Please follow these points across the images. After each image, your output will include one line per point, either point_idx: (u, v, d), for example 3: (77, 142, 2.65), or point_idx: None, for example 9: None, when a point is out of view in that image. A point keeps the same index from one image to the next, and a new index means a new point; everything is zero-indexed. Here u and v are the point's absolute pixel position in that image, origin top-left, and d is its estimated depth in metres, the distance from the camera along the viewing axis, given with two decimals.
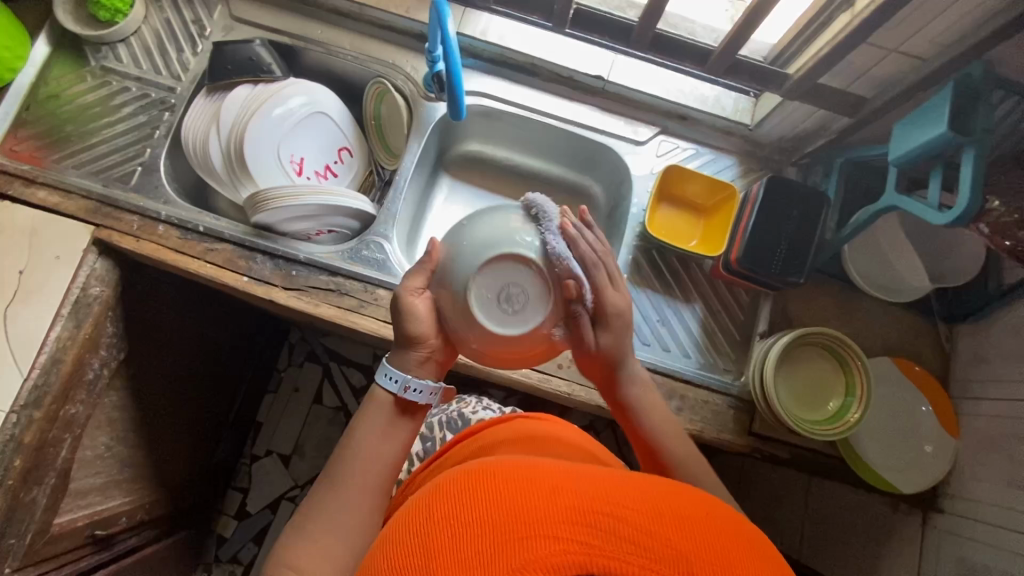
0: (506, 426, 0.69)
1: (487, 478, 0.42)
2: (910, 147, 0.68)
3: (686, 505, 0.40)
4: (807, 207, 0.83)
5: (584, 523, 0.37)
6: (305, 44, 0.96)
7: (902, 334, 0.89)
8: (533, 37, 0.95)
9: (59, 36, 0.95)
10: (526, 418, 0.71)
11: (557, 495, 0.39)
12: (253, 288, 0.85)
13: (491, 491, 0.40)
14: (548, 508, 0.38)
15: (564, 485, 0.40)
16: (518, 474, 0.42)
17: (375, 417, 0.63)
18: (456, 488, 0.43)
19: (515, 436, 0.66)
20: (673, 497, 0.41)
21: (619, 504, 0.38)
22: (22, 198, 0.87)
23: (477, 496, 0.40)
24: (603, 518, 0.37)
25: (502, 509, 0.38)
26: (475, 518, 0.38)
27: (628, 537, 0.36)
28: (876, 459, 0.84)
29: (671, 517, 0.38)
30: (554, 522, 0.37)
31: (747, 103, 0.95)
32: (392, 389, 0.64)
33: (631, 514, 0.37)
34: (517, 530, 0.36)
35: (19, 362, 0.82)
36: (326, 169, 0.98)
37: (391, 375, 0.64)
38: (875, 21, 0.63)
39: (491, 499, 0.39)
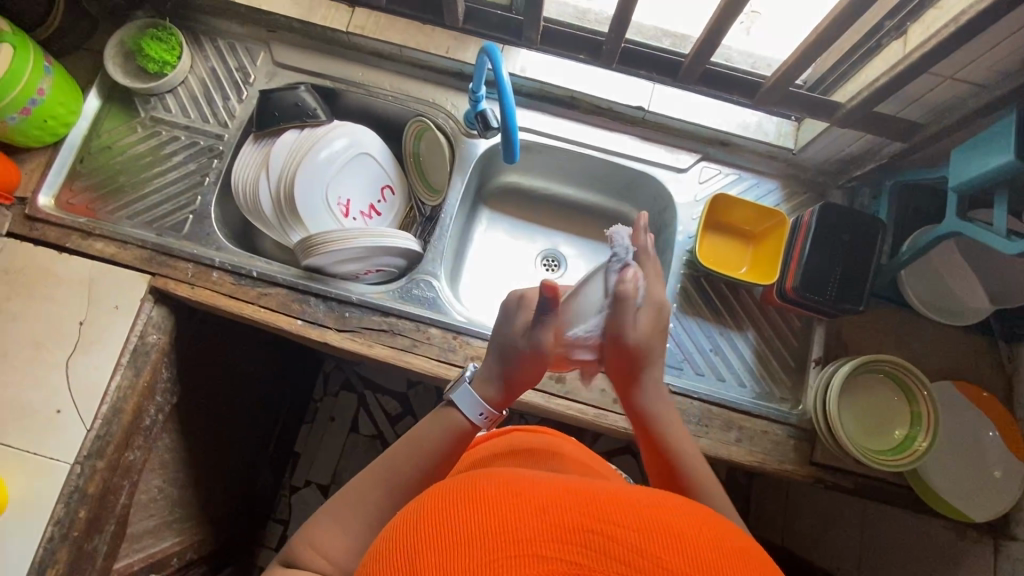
0: (499, 441, 0.69)
1: (470, 484, 0.38)
2: (972, 175, 0.68)
3: (685, 521, 0.36)
4: (862, 232, 0.82)
5: (574, 542, 0.33)
6: (346, 86, 0.98)
7: (961, 356, 0.88)
8: (571, 71, 0.95)
9: (109, 89, 0.97)
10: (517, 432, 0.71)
11: (545, 506, 0.35)
12: (308, 332, 0.86)
13: (475, 499, 0.36)
14: (535, 522, 0.34)
15: (552, 496, 0.36)
16: (504, 480, 0.38)
17: (440, 429, 0.61)
18: (437, 494, 0.38)
19: (513, 446, 0.65)
20: (675, 512, 0.37)
21: (615, 520, 0.34)
22: (79, 250, 0.88)
23: (456, 505, 0.36)
24: (596, 536, 0.33)
25: (489, 520, 0.34)
26: (455, 527, 0.34)
27: (621, 559, 0.32)
28: (944, 486, 0.82)
29: (670, 536, 0.34)
30: (540, 540, 0.33)
31: (789, 126, 0.94)
32: (474, 420, 0.62)
33: (626, 532, 0.33)
34: (501, 547, 0.32)
35: (82, 413, 0.83)
36: (371, 209, 1.00)
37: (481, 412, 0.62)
38: (936, 54, 0.62)
39: (474, 507, 0.35)
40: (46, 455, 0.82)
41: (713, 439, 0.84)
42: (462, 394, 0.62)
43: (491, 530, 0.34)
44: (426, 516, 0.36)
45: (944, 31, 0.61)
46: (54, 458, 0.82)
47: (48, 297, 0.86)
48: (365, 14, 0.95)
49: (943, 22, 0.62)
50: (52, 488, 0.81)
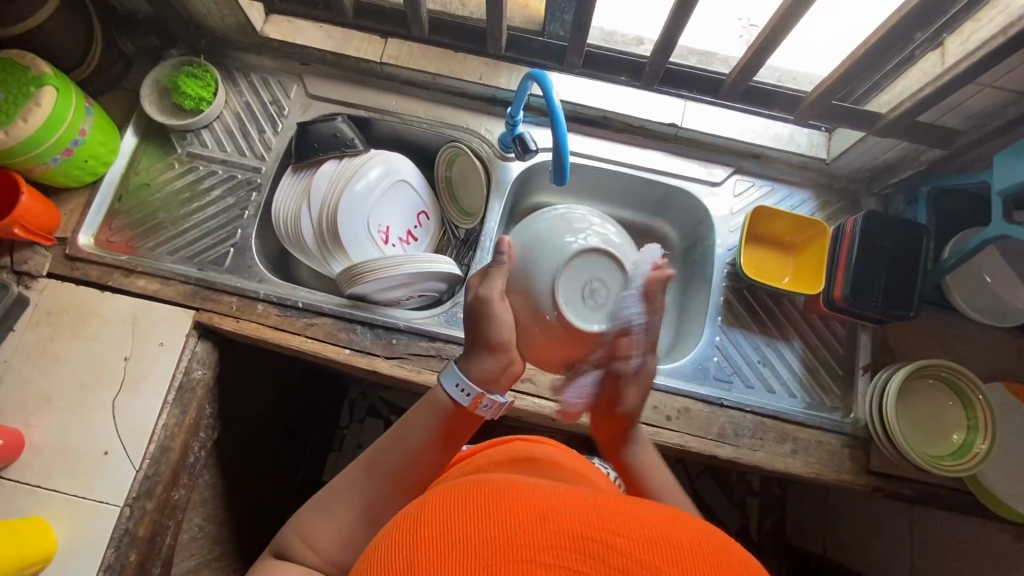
0: (504, 448, 0.67)
1: (475, 489, 0.38)
2: (1021, 178, 0.69)
3: (683, 531, 0.35)
4: (907, 238, 0.82)
5: (571, 549, 0.32)
6: (380, 115, 0.99)
7: (1007, 357, 0.88)
8: (603, 91, 0.96)
9: (145, 126, 0.98)
10: (524, 442, 0.69)
11: (544, 514, 0.35)
12: (356, 360, 0.85)
13: (479, 504, 0.36)
14: (535, 529, 0.34)
15: (554, 505, 0.36)
16: (509, 488, 0.38)
17: (429, 418, 0.60)
18: (442, 496, 0.38)
19: (512, 458, 0.63)
20: (675, 523, 0.36)
21: (612, 528, 0.34)
22: (123, 288, 0.88)
23: (455, 507, 0.36)
24: (591, 543, 0.33)
25: (489, 526, 0.34)
26: (455, 529, 0.34)
27: (615, 566, 0.32)
28: (1007, 491, 0.81)
29: (670, 546, 0.33)
30: (538, 546, 0.33)
31: (821, 137, 0.95)
32: (458, 400, 0.59)
33: (622, 541, 0.33)
34: (500, 551, 0.32)
35: (130, 454, 0.82)
36: (408, 234, 1.01)
37: (462, 387, 0.59)
38: (985, 64, 0.64)
39: (476, 512, 0.35)
40: (93, 498, 0.80)
41: (768, 452, 0.83)
42: (450, 375, 0.60)
43: (493, 534, 0.33)
44: (429, 516, 0.36)
45: (989, 43, 0.63)
46: (102, 501, 0.80)
47: (92, 336, 0.85)
48: (397, 45, 0.97)
49: (985, 34, 0.64)
50: (102, 532, 0.79)
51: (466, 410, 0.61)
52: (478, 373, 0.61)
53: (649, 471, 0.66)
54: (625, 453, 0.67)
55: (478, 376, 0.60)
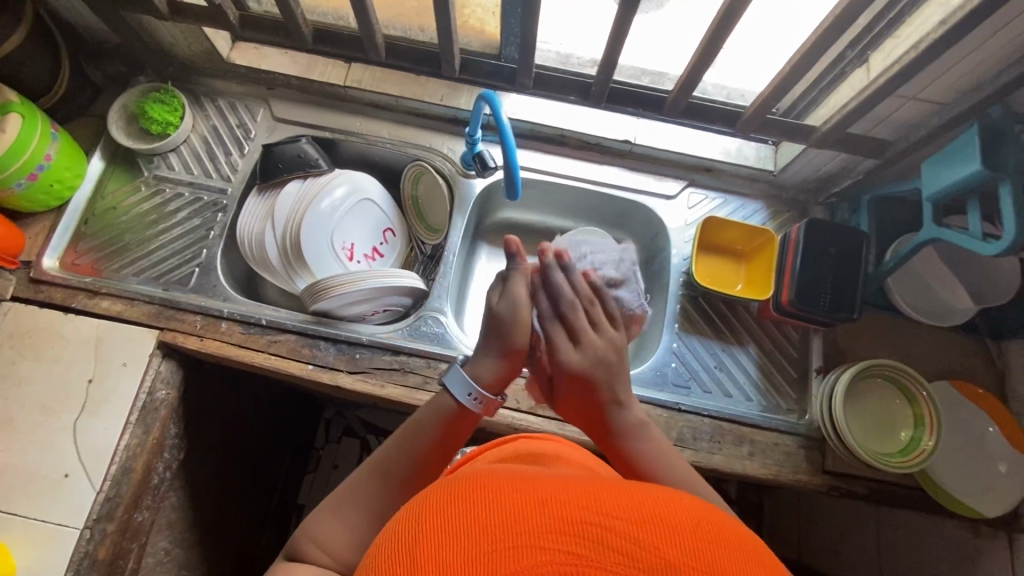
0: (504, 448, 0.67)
1: (471, 480, 0.38)
2: (944, 184, 0.73)
3: (679, 511, 0.36)
4: (847, 244, 0.86)
5: (572, 533, 0.33)
6: (345, 136, 1.02)
7: (953, 357, 0.92)
8: (559, 110, 1.00)
9: (113, 150, 0.99)
10: (526, 440, 0.69)
11: (544, 501, 0.35)
12: (318, 376, 0.86)
13: (476, 494, 0.36)
14: (534, 515, 0.34)
15: (551, 492, 0.36)
16: (505, 478, 0.38)
17: (434, 420, 0.61)
18: (441, 489, 0.38)
19: (512, 454, 0.63)
20: (673, 505, 0.37)
21: (611, 512, 0.35)
22: (87, 309, 0.88)
23: (454, 498, 0.36)
24: (591, 526, 0.33)
25: (488, 515, 0.34)
26: (453, 520, 0.35)
27: (615, 547, 0.33)
28: (956, 486, 0.84)
29: (668, 529, 0.34)
30: (541, 532, 0.33)
31: (768, 151, 0.99)
32: (463, 400, 0.62)
33: (622, 523, 0.34)
34: (500, 539, 0.33)
35: (91, 476, 0.82)
36: (374, 251, 1.04)
37: (467, 388, 0.62)
38: (899, 79, 0.69)
39: (473, 502, 0.35)
40: (52, 521, 0.80)
41: (726, 455, 0.85)
42: (454, 377, 0.62)
43: (494, 523, 0.34)
44: (428, 513, 0.36)
45: (902, 59, 0.67)
46: (61, 523, 0.80)
47: (54, 359, 0.86)
48: (360, 70, 1.00)
49: (901, 51, 0.68)
50: (61, 555, 0.79)
51: (467, 410, 0.63)
52: (481, 374, 0.63)
53: (657, 459, 0.61)
54: (625, 442, 0.62)
55: (484, 380, 0.63)
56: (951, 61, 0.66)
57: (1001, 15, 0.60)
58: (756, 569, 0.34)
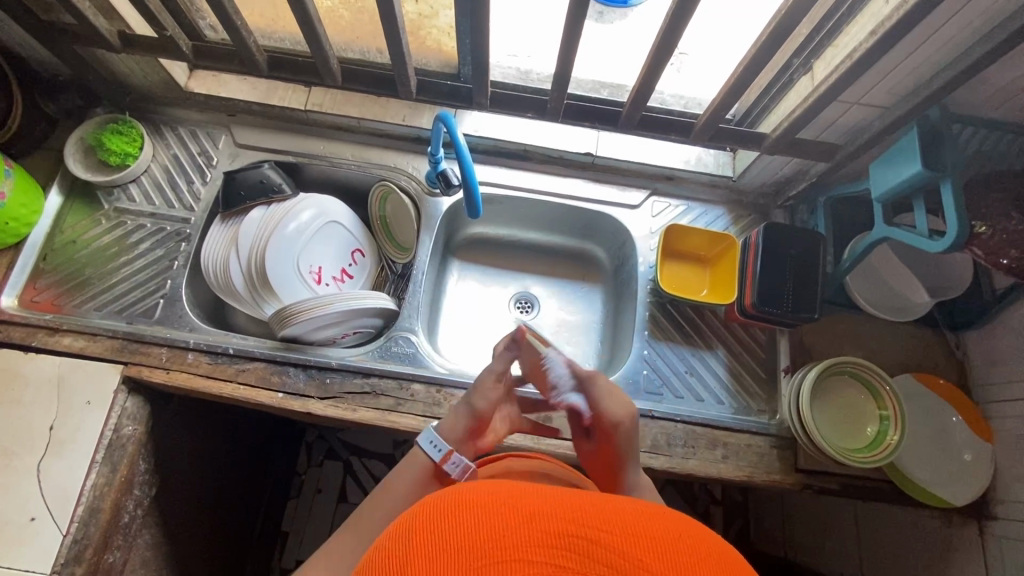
0: (495, 464, 0.66)
1: (457, 496, 0.38)
2: (890, 185, 0.76)
3: (663, 525, 0.37)
4: (805, 245, 0.88)
5: (560, 546, 0.34)
6: (308, 159, 1.02)
7: (914, 350, 0.94)
8: (520, 126, 1.01)
9: (70, 183, 0.98)
10: (513, 457, 0.69)
11: (532, 515, 0.35)
12: (289, 403, 0.86)
13: (464, 511, 0.36)
14: (521, 530, 0.34)
15: (538, 504, 0.36)
16: (492, 491, 0.38)
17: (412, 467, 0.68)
18: (429, 504, 0.39)
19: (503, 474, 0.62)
20: (658, 518, 0.38)
21: (597, 526, 0.35)
22: (48, 347, 0.87)
23: (443, 513, 0.37)
24: (578, 540, 0.34)
25: (478, 530, 0.35)
26: (440, 537, 0.35)
27: (601, 560, 0.33)
28: (923, 476, 0.86)
29: (653, 541, 0.35)
30: (529, 546, 0.33)
31: (726, 157, 1.02)
32: (431, 452, 0.68)
33: (608, 536, 0.35)
34: (487, 553, 0.33)
35: (57, 518, 0.80)
36: (343, 273, 1.03)
37: (435, 442, 0.69)
38: (839, 86, 0.71)
39: (461, 518, 0.35)
40: (18, 567, 0.77)
41: (700, 459, 0.86)
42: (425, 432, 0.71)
43: (484, 537, 0.34)
44: (418, 527, 0.36)
45: (841, 66, 0.70)
46: (28, 569, 0.78)
47: (14, 401, 0.83)
48: (321, 93, 1.01)
49: (841, 58, 0.71)
50: None
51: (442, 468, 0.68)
52: (450, 434, 0.72)
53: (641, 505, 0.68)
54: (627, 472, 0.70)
55: (446, 433, 0.71)
56: (889, 65, 0.69)
57: (925, 23, 0.63)
58: None
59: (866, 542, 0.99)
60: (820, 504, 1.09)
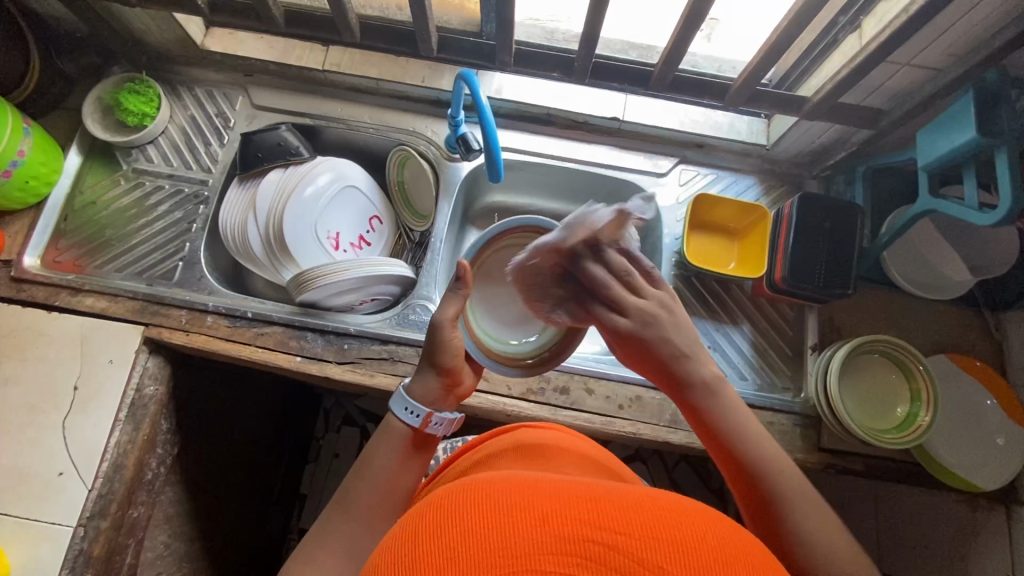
0: (510, 436, 0.65)
1: (468, 495, 0.37)
2: (940, 153, 0.71)
3: (683, 524, 0.35)
4: (841, 217, 0.84)
5: (573, 553, 0.32)
6: (325, 122, 1.00)
7: (950, 329, 0.90)
8: (545, 89, 0.98)
9: (89, 143, 0.97)
10: (531, 428, 0.67)
11: (545, 518, 0.34)
12: (307, 367, 0.85)
13: (474, 513, 0.35)
14: (533, 535, 0.33)
15: (552, 506, 0.35)
16: (505, 490, 0.37)
17: (388, 447, 0.61)
18: (442, 502, 0.38)
19: (515, 444, 0.62)
20: (678, 515, 0.36)
21: (613, 529, 0.34)
22: (70, 307, 0.87)
23: (454, 515, 0.36)
24: (593, 546, 0.33)
25: (490, 535, 0.34)
26: (450, 543, 0.34)
27: (617, 567, 0.32)
28: (953, 459, 0.83)
29: (673, 544, 0.33)
30: (539, 554, 0.32)
31: (760, 124, 0.97)
32: (409, 421, 0.62)
33: (626, 541, 0.33)
34: (498, 561, 0.32)
35: (82, 474, 0.81)
36: (360, 239, 1.02)
37: (411, 409, 0.62)
38: (891, 45, 0.66)
39: (471, 520, 0.35)
40: (47, 520, 0.80)
41: None
42: (397, 400, 0.63)
43: (494, 543, 0.33)
44: (430, 526, 0.36)
45: (894, 23, 0.65)
46: (56, 522, 0.80)
47: (40, 359, 0.84)
48: (339, 53, 0.98)
49: (893, 14, 0.66)
50: (56, 554, 0.79)
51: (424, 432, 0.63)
52: (428, 397, 0.64)
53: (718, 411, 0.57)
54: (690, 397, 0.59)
55: (425, 399, 0.64)
56: (944, 24, 0.64)
57: None
58: None
59: (886, 524, 0.97)
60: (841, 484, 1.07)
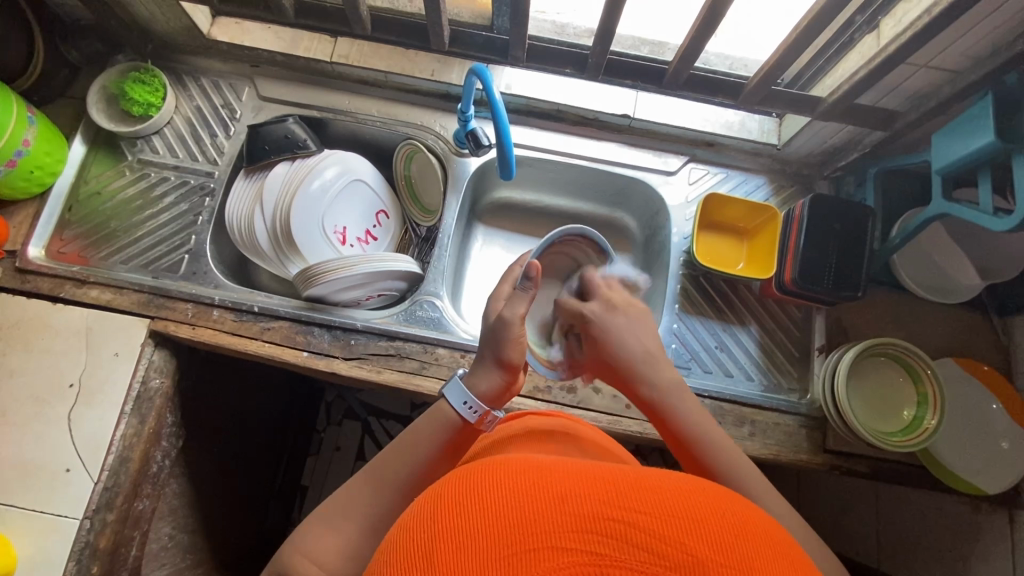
0: (518, 421, 0.65)
1: (486, 475, 0.37)
2: (956, 157, 0.71)
3: (701, 503, 0.35)
4: (852, 219, 0.84)
5: (595, 531, 0.32)
6: (333, 114, 0.99)
7: (957, 333, 0.90)
8: (554, 84, 0.96)
9: (94, 133, 0.96)
10: (540, 415, 0.68)
11: (564, 496, 0.34)
12: (313, 362, 0.85)
13: (492, 492, 0.35)
14: (554, 513, 0.33)
15: (571, 485, 0.35)
16: (520, 470, 0.37)
17: (434, 430, 0.59)
18: (457, 485, 0.37)
19: (526, 430, 0.61)
20: (695, 495, 0.36)
21: (633, 507, 0.33)
22: (75, 299, 0.87)
23: (471, 495, 0.35)
24: (614, 523, 0.32)
25: (510, 513, 0.33)
26: (469, 521, 0.34)
27: (640, 544, 0.31)
28: (957, 463, 0.83)
29: (692, 522, 0.33)
30: (559, 532, 0.32)
31: (771, 123, 0.96)
32: (466, 415, 0.59)
33: (647, 519, 0.33)
34: (518, 539, 0.32)
35: (88, 466, 0.81)
36: (367, 234, 1.02)
37: (469, 402, 0.59)
38: (909, 47, 0.65)
39: (489, 499, 0.34)
40: (52, 512, 0.79)
41: (726, 435, 0.84)
42: (455, 390, 0.60)
43: (514, 519, 0.33)
44: (445, 508, 0.35)
45: (913, 26, 0.64)
46: (62, 514, 0.79)
47: (46, 350, 0.84)
48: (348, 44, 0.96)
49: (913, 16, 0.65)
50: (62, 545, 0.79)
51: (476, 427, 0.61)
52: (487, 392, 0.61)
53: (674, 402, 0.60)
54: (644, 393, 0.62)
55: (483, 394, 0.61)
56: (964, 26, 0.63)
57: None
58: (784, 558, 0.33)
59: (887, 525, 0.97)
60: (842, 485, 1.07)
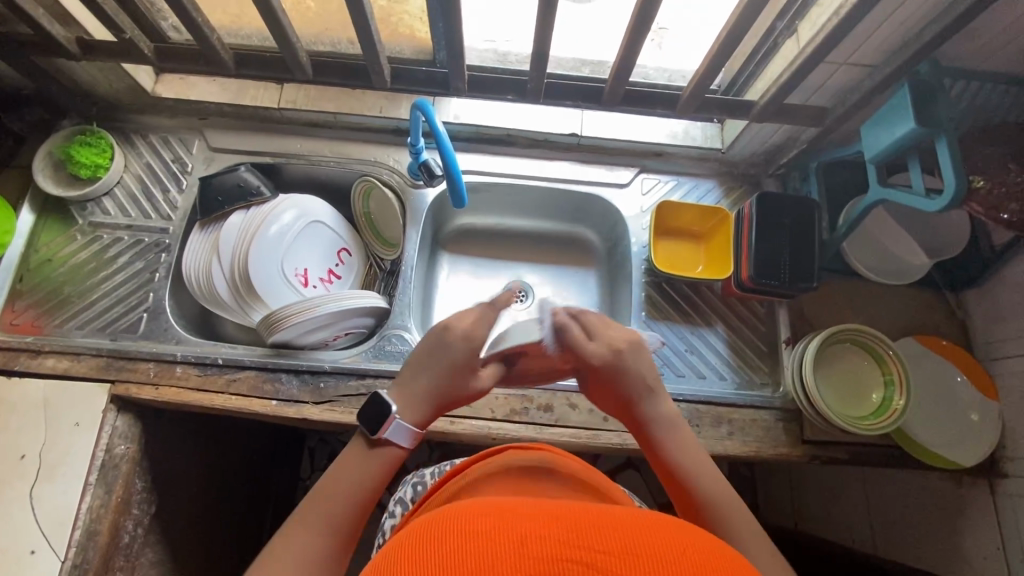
0: (495, 459, 0.62)
1: (445, 521, 0.36)
2: (884, 146, 0.74)
3: (662, 538, 0.34)
4: (798, 214, 0.87)
5: (554, 573, 0.31)
6: (286, 159, 0.99)
7: (915, 312, 0.93)
8: (503, 111, 0.99)
9: (42, 201, 0.95)
10: (514, 450, 0.64)
11: (522, 540, 0.33)
12: (284, 411, 0.83)
13: (452, 538, 0.34)
14: (512, 558, 0.32)
15: (532, 527, 0.34)
16: (479, 516, 0.36)
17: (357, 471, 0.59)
18: (414, 534, 0.36)
19: (509, 469, 0.58)
20: (658, 530, 0.35)
21: (591, 547, 0.33)
22: (31, 370, 0.85)
23: (430, 542, 0.34)
24: (572, 564, 0.32)
25: (467, 558, 0.32)
26: (426, 567, 0.32)
27: None
28: (931, 440, 0.85)
29: (653, 558, 0.33)
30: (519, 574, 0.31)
31: (714, 128, 1.00)
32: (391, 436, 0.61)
33: (608, 559, 0.32)
34: None
35: (52, 543, 0.77)
36: (330, 274, 1.01)
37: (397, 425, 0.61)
38: (826, 47, 0.69)
39: (448, 547, 0.33)
40: None
41: (705, 437, 0.84)
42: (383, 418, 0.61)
43: (470, 565, 0.31)
44: (402, 556, 0.34)
45: (827, 27, 0.68)
46: None
47: None
48: (294, 90, 0.98)
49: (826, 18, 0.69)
50: None
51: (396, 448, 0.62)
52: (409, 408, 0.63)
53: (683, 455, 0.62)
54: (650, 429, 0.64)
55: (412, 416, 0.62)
56: (874, 23, 0.67)
57: None
58: None
59: (876, 509, 0.98)
60: (828, 474, 1.08)
